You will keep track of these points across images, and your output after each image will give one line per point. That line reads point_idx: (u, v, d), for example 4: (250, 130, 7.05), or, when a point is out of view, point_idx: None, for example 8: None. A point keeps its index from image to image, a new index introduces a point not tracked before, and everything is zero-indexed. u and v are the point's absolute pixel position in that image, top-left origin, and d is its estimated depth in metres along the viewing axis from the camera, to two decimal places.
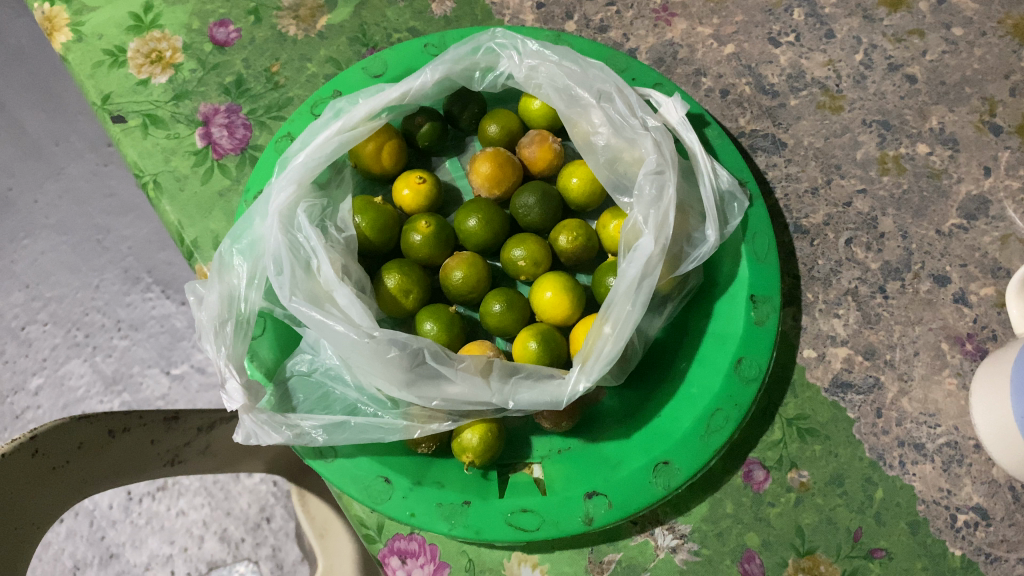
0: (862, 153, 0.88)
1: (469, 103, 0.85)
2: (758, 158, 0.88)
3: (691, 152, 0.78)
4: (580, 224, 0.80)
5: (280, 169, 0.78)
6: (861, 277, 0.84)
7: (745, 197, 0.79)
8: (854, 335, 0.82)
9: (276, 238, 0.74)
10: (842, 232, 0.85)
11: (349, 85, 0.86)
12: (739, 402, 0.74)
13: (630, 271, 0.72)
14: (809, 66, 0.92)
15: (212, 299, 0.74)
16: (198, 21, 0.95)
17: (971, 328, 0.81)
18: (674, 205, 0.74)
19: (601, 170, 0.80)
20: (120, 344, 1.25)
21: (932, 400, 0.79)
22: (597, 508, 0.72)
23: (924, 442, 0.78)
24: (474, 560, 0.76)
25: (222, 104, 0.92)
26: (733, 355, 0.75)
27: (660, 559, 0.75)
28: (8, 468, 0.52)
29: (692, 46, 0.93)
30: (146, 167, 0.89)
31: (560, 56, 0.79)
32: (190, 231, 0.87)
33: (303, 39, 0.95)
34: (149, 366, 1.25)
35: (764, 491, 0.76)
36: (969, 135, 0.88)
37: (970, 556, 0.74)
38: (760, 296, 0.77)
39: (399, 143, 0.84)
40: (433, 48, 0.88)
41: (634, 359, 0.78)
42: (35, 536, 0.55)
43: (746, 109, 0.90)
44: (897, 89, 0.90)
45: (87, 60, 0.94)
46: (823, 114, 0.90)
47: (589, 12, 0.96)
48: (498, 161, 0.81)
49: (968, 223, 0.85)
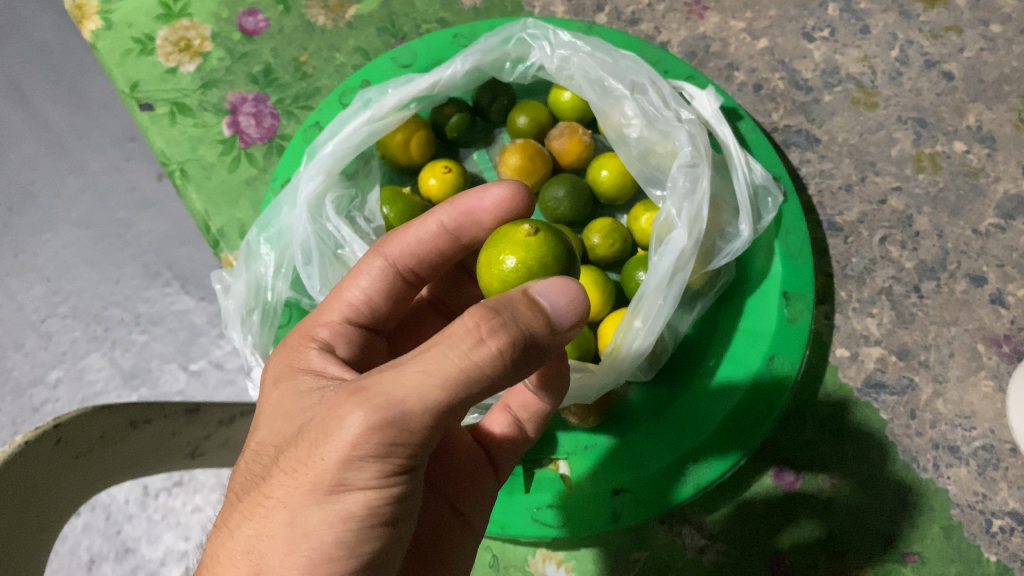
0: (897, 150, 0.87)
1: (499, 95, 0.84)
2: (791, 154, 0.87)
3: (724, 145, 0.76)
4: (612, 224, 0.79)
5: (309, 158, 0.78)
6: (896, 276, 0.82)
7: (779, 192, 0.78)
8: (887, 335, 0.80)
9: (305, 227, 0.74)
10: (877, 230, 0.84)
11: (378, 74, 0.86)
12: (771, 400, 0.73)
13: (662, 264, 0.69)
14: (844, 62, 0.91)
15: (239, 286, 0.75)
16: (227, 10, 0.95)
17: (1008, 330, 0.79)
18: (707, 198, 0.72)
19: (633, 163, 0.78)
20: (139, 339, 1.05)
21: (967, 402, 0.77)
22: (625, 505, 0.72)
23: (959, 445, 0.76)
24: (498, 555, 0.77)
25: (250, 93, 0.91)
26: (766, 352, 0.74)
27: (687, 560, 0.74)
28: (34, 457, 0.51)
29: (725, 40, 0.92)
30: (172, 155, 0.89)
31: (593, 47, 0.78)
32: (216, 220, 0.87)
33: (332, 29, 0.94)
34: (167, 360, 1.04)
35: (795, 492, 0.75)
36: (1008, 133, 0.86)
37: (1005, 562, 0.72)
38: (793, 292, 0.76)
39: (427, 134, 0.83)
40: (463, 38, 0.87)
41: (665, 355, 0.76)
42: (58, 524, 0.54)
43: (779, 104, 0.89)
44: (934, 87, 0.89)
45: (116, 48, 0.95)
46: (858, 111, 0.89)
47: (620, 4, 0.95)
48: (528, 152, 0.80)
49: (1006, 222, 0.83)
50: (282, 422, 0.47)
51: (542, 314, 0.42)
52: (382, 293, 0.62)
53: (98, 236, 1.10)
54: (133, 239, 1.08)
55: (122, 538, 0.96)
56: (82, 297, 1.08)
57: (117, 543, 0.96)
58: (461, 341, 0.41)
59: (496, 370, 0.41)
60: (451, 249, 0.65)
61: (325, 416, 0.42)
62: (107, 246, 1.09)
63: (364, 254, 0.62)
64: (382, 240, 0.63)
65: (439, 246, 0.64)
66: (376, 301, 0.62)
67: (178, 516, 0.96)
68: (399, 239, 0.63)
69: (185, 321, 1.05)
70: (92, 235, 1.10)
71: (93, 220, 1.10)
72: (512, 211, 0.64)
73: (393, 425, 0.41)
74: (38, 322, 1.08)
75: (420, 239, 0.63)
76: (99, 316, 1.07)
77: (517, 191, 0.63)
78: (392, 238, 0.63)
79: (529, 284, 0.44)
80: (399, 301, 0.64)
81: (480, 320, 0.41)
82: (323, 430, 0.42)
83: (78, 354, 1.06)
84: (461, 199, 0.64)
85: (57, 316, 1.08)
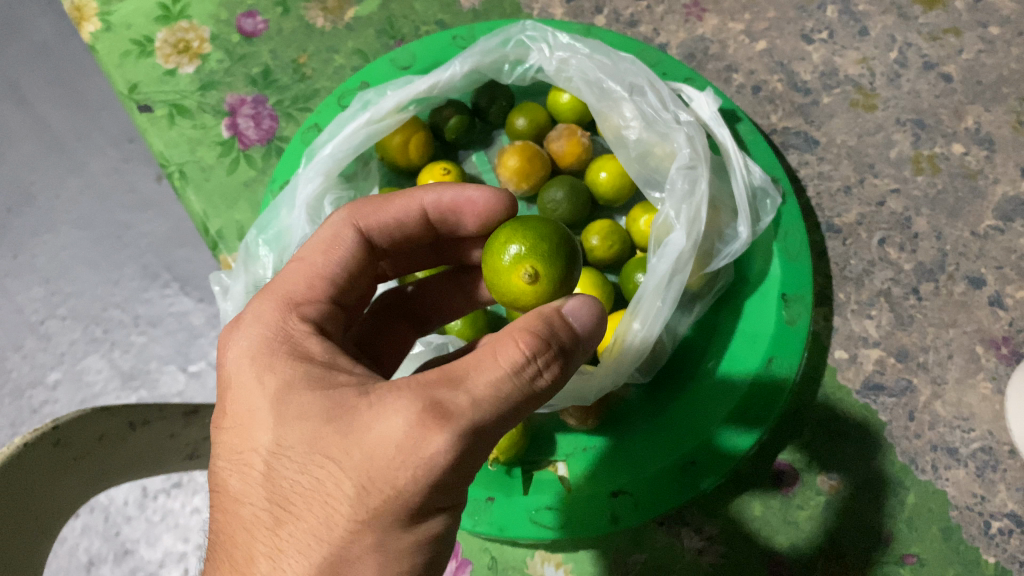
0: (896, 152, 0.87)
1: (497, 97, 0.84)
2: (790, 156, 0.87)
3: (723, 147, 0.76)
4: (612, 225, 0.79)
5: (308, 159, 0.78)
6: (895, 278, 0.82)
7: (778, 194, 0.78)
8: (886, 337, 0.80)
9: (304, 229, 0.74)
10: (875, 232, 0.84)
11: (377, 76, 0.86)
12: (770, 401, 0.73)
13: (661, 266, 0.69)
14: (842, 64, 0.91)
15: (238, 289, 0.75)
16: (226, 11, 0.95)
17: (1006, 331, 0.79)
18: (706, 200, 0.72)
19: (632, 164, 0.78)
20: (138, 341, 1.05)
21: (966, 404, 0.77)
22: (623, 507, 0.72)
23: (957, 447, 0.76)
24: (497, 557, 0.76)
25: (249, 94, 0.91)
26: (765, 354, 0.74)
27: (686, 561, 0.74)
28: (33, 459, 0.51)
29: (724, 41, 0.93)
30: (172, 157, 0.90)
31: (592, 49, 0.79)
32: (215, 222, 0.87)
33: (331, 31, 0.94)
34: (166, 362, 1.04)
35: (794, 494, 0.75)
36: (1006, 135, 0.86)
37: (1004, 563, 0.72)
38: (792, 294, 0.76)
39: (426, 136, 0.83)
40: (462, 40, 0.87)
41: (663, 357, 0.77)
42: (57, 526, 0.54)
43: (778, 106, 0.89)
44: (932, 89, 0.89)
45: (115, 50, 0.95)
46: (857, 113, 0.89)
47: (619, 6, 0.95)
48: (527, 154, 0.80)
49: (1004, 224, 0.83)
50: (302, 431, 0.43)
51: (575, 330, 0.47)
52: (346, 266, 0.56)
53: (98, 237, 1.09)
54: (132, 240, 1.08)
55: (121, 539, 0.96)
56: (81, 298, 1.08)
57: (116, 544, 0.96)
58: (528, 371, 0.44)
59: (551, 392, 0.46)
60: (422, 231, 0.63)
61: (388, 436, 0.41)
62: (106, 247, 1.09)
63: (329, 222, 0.57)
64: (359, 209, 0.58)
65: (408, 222, 0.61)
66: (338, 270, 0.55)
67: (177, 517, 0.96)
68: (373, 212, 0.59)
69: (183, 323, 1.05)
70: (91, 237, 1.10)
71: (92, 222, 1.10)
72: (496, 205, 0.61)
73: (471, 450, 0.42)
74: (37, 324, 1.08)
75: (395, 217, 0.60)
76: (99, 317, 1.07)
77: (501, 196, 0.61)
78: (368, 209, 0.59)
79: (561, 303, 0.48)
80: (358, 274, 0.57)
81: (541, 354, 0.44)
82: (393, 454, 0.41)
83: (77, 355, 1.06)
84: (448, 190, 0.61)
85: (56, 318, 1.08)
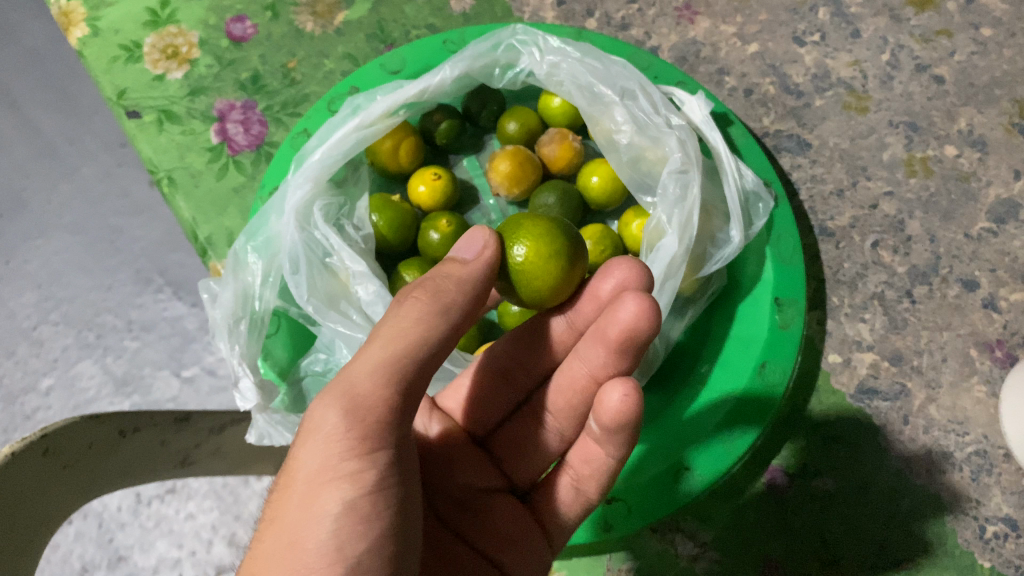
0: (889, 154, 0.86)
1: (488, 101, 0.84)
2: (783, 159, 0.87)
3: (715, 151, 0.76)
4: (603, 229, 0.79)
5: (296, 165, 0.77)
6: (888, 281, 0.82)
7: (770, 197, 0.78)
8: (880, 341, 0.79)
9: (293, 235, 0.74)
10: (868, 235, 0.83)
11: (366, 81, 0.85)
12: (764, 406, 0.72)
13: (652, 271, 0.69)
14: (835, 67, 0.91)
15: (226, 296, 0.74)
16: (214, 16, 0.95)
17: (1001, 334, 0.79)
18: (698, 205, 0.72)
19: (624, 169, 0.78)
20: (131, 346, 1.04)
21: (961, 407, 0.77)
22: (617, 514, 0.71)
23: (952, 451, 0.75)
24: None
25: (238, 100, 0.91)
26: (758, 359, 0.74)
27: (681, 567, 0.73)
28: (21, 467, 0.50)
29: (716, 44, 0.92)
30: (160, 163, 0.89)
31: (583, 53, 0.78)
32: (204, 228, 0.86)
33: (320, 35, 0.94)
34: (160, 367, 1.03)
35: (788, 499, 0.74)
36: (999, 137, 0.86)
37: (1000, 567, 0.72)
38: (785, 298, 0.75)
39: (417, 140, 0.82)
40: (453, 44, 0.86)
41: (656, 362, 0.76)
42: (46, 536, 0.53)
43: (770, 109, 0.89)
44: (925, 91, 0.89)
45: (104, 55, 0.94)
46: (849, 115, 0.88)
47: (610, 9, 0.95)
48: (518, 158, 0.79)
49: (998, 226, 0.83)
50: None
51: (482, 272, 0.52)
52: None
53: (89, 242, 1.09)
54: (125, 245, 1.08)
55: (115, 546, 0.95)
56: (74, 304, 1.07)
57: (109, 551, 0.95)
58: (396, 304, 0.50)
59: (423, 321, 0.49)
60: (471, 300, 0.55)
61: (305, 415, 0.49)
62: (98, 252, 1.08)
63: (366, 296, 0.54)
64: (433, 294, 0.50)
65: (481, 291, 0.53)
66: (416, 367, 0.48)
67: (171, 523, 0.95)
68: (452, 297, 0.51)
69: (176, 328, 1.04)
70: (83, 242, 1.09)
71: (83, 227, 1.09)
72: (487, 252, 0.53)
73: (348, 416, 0.46)
74: (29, 329, 1.07)
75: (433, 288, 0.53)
76: (92, 322, 1.06)
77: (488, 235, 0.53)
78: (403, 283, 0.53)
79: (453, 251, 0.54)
80: None
81: (414, 286, 0.51)
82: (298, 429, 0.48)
83: (70, 361, 1.05)
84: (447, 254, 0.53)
85: (48, 323, 1.07)
